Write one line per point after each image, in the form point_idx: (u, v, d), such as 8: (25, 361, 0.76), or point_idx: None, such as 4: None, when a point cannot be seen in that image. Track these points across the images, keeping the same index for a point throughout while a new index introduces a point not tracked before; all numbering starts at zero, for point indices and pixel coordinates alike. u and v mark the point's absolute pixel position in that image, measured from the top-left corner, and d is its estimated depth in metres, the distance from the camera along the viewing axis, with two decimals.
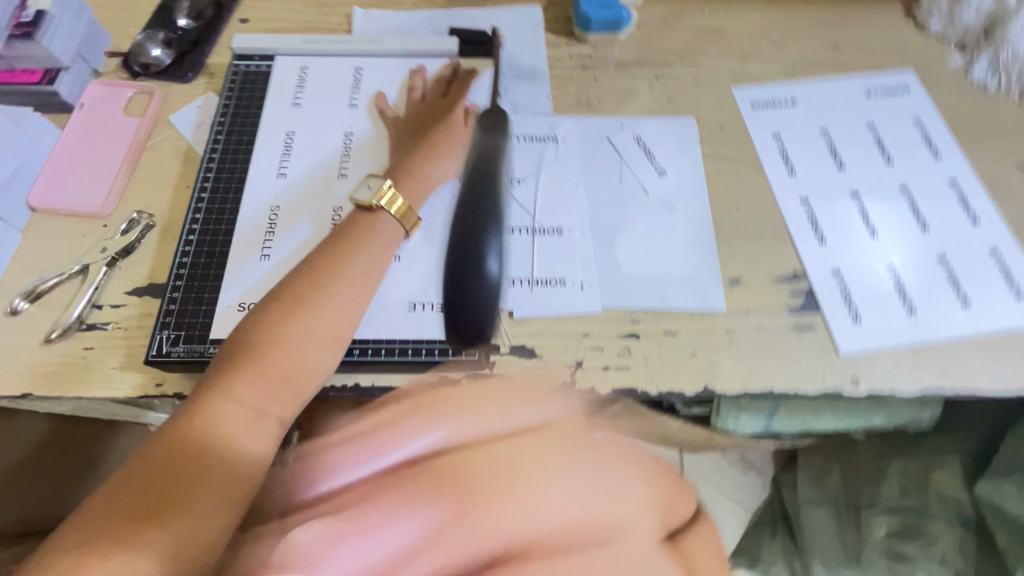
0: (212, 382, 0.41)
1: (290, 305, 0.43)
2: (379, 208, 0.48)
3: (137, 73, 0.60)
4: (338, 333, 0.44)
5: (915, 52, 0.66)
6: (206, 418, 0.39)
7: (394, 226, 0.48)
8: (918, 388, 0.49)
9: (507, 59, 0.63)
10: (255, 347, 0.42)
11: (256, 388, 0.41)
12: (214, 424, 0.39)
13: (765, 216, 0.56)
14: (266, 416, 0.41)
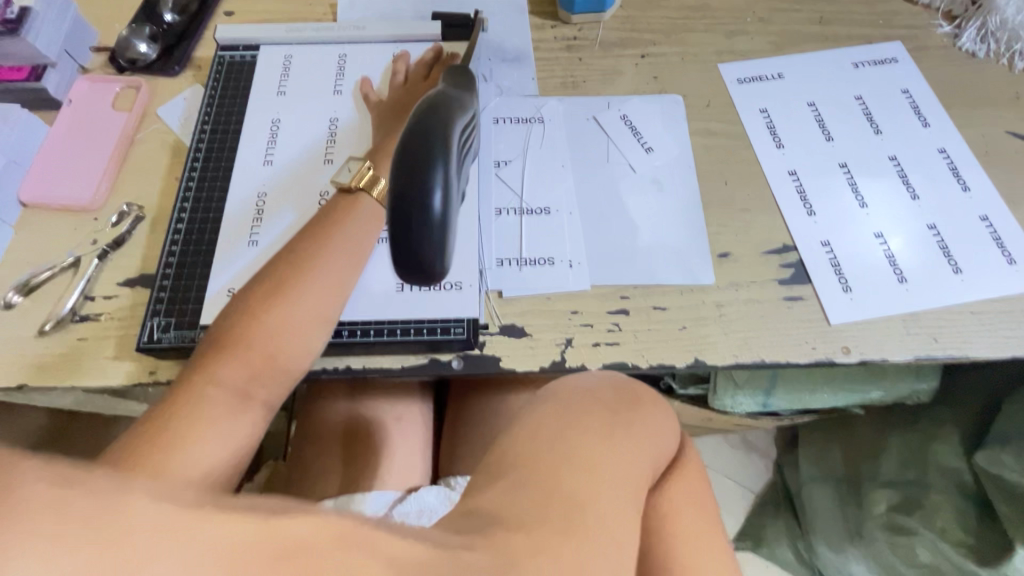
0: (198, 365, 0.41)
1: (273, 286, 0.43)
2: (358, 190, 0.47)
3: (123, 68, 0.60)
4: (323, 314, 0.44)
5: (902, 22, 0.66)
6: (190, 400, 0.39)
7: (376, 209, 0.47)
8: (910, 355, 0.49)
9: (492, 43, 0.63)
10: (241, 331, 0.42)
11: (240, 369, 0.41)
12: (197, 406, 0.39)
13: (754, 190, 0.56)
14: (252, 399, 0.42)
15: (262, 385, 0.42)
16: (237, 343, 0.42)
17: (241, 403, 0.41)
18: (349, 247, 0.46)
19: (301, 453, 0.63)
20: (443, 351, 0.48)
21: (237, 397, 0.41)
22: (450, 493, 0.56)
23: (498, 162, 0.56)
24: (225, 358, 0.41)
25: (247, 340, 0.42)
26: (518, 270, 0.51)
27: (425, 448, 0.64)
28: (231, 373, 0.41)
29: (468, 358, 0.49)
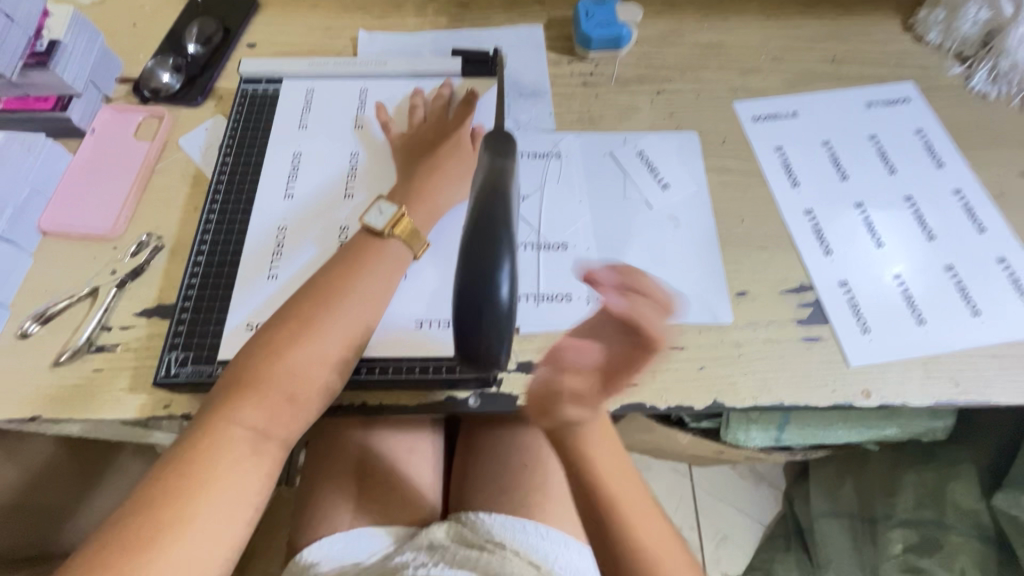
0: (218, 406, 0.41)
1: (293, 326, 0.44)
2: (389, 233, 0.48)
3: (147, 98, 0.61)
4: (343, 350, 0.44)
5: (914, 62, 0.67)
6: (209, 441, 0.40)
7: (402, 251, 0.48)
8: (930, 399, 0.48)
9: (509, 78, 0.64)
10: (259, 371, 0.42)
11: (260, 410, 0.42)
12: (217, 449, 0.40)
13: (770, 228, 0.56)
14: (270, 438, 0.42)
15: (282, 422, 0.42)
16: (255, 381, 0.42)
17: (260, 441, 0.42)
18: (371, 290, 0.46)
19: (310, 485, 0.62)
20: (460, 388, 0.48)
21: (257, 435, 0.41)
22: (461, 530, 0.55)
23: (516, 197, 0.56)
24: (244, 398, 0.41)
25: (267, 379, 0.42)
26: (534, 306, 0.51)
27: (435, 482, 0.63)
28: (251, 413, 0.41)
29: (486, 396, 0.48)
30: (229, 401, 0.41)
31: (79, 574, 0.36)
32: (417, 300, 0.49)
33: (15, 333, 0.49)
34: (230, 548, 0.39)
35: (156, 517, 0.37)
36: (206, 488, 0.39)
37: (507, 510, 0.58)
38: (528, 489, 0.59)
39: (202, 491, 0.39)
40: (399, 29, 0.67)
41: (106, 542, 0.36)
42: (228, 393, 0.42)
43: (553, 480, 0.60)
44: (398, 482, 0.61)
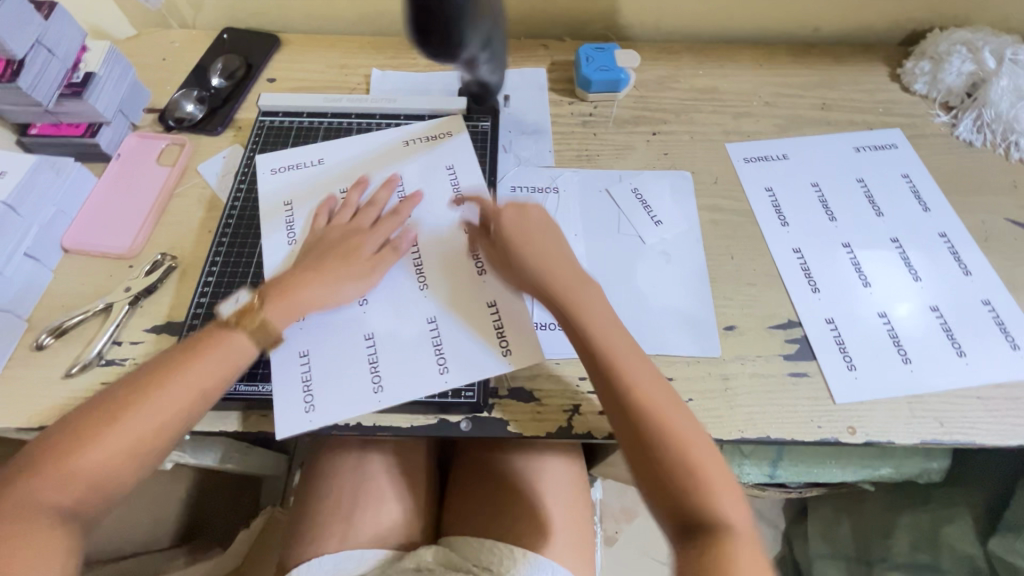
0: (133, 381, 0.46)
1: (157, 365, 0.46)
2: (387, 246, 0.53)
3: (170, 127, 0.65)
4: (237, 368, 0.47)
5: (901, 111, 0.70)
6: (37, 497, 0.40)
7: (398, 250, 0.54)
8: (915, 438, 0.49)
9: (512, 117, 0.68)
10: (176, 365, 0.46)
11: (107, 450, 0.42)
12: (47, 503, 0.40)
13: (759, 265, 0.58)
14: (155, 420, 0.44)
15: (139, 460, 0.43)
16: (103, 421, 0.43)
17: (110, 483, 0.42)
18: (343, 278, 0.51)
19: (304, 501, 0.63)
20: (452, 412, 0.49)
21: (106, 479, 0.42)
22: (449, 554, 0.57)
23: None
24: (91, 436, 0.42)
25: (111, 421, 0.43)
26: (514, 344, 0.50)
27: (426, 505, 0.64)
28: (97, 452, 0.42)
29: (477, 420, 0.50)
30: (64, 450, 0.42)
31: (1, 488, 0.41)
32: (426, 300, 0.52)
33: (31, 344, 0.52)
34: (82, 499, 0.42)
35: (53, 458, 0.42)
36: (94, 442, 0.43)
37: (495, 534, 0.58)
38: (518, 514, 0.59)
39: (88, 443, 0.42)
40: (410, 69, 0.71)
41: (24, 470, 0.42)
42: (66, 438, 0.42)
43: (545, 506, 0.60)
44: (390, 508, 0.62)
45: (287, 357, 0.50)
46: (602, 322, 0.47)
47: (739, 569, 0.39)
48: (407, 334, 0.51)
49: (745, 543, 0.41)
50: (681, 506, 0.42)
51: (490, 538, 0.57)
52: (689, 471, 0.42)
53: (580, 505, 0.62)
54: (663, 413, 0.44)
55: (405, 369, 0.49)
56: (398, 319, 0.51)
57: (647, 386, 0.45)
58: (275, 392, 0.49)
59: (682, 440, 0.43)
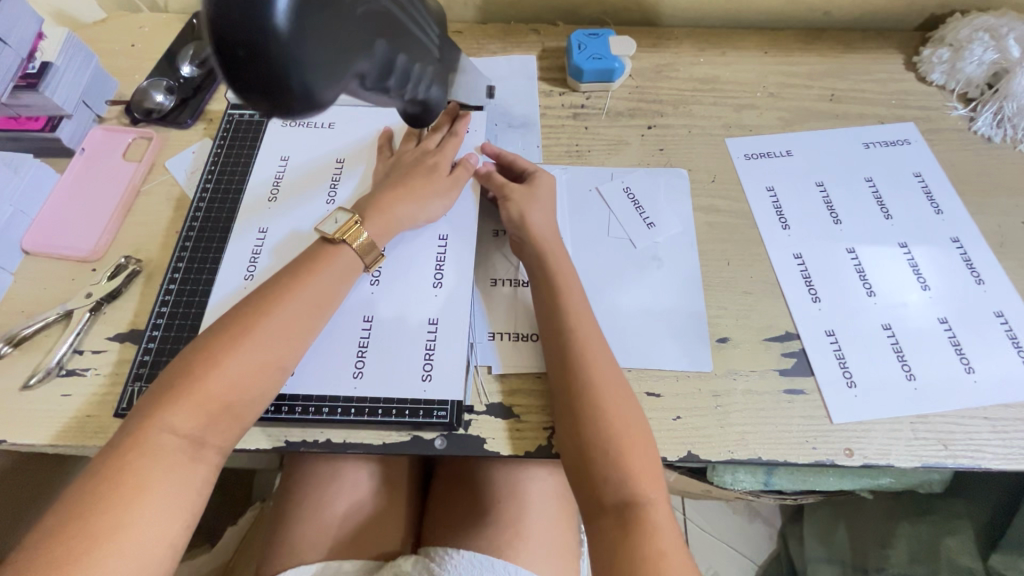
0: (236, 313, 0.44)
1: (270, 288, 0.46)
2: (341, 242, 0.49)
3: (138, 119, 0.62)
4: (322, 303, 0.46)
5: (915, 103, 0.65)
6: (169, 420, 0.39)
7: (353, 262, 0.49)
8: (917, 461, 0.46)
9: (499, 109, 0.64)
10: (277, 297, 0.45)
11: (240, 369, 0.42)
12: (179, 426, 0.39)
13: (757, 271, 0.54)
14: (266, 357, 0.43)
15: (272, 377, 0.43)
16: (230, 339, 0.42)
17: (244, 402, 0.42)
18: (333, 281, 0.47)
19: (281, 506, 0.61)
20: (426, 430, 0.47)
21: (238, 401, 0.42)
22: (429, 564, 0.54)
23: (495, 231, 0.57)
24: (221, 354, 0.42)
25: (234, 343, 0.42)
26: (445, 374, 0.47)
27: (409, 511, 0.63)
28: (231, 371, 0.41)
29: (453, 437, 0.47)
30: (199, 369, 0.41)
31: (129, 431, 0.39)
32: (377, 297, 0.51)
33: None
34: (190, 441, 0.40)
35: (171, 394, 0.40)
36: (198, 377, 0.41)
37: (475, 545, 0.56)
38: (502, 525, 0.57)
39: (193, 379, 0.41)
40: None
41: (141, 411, 0.40)
42: (196, 359, 0.42)
43: (530, 517, 0.58)
44: (369, 517, 0.60)
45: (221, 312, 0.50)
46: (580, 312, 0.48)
47: (659, 559, 0.39)
48: (337, 332, 0.49)
49: (670, 536, 0.41)
50: (617, 491, 0.42)
51: (470, 550, 0.55)
52: (620, 455, 0.43)
53: (565, 518, 0.60)
54: (612, 399, 0.44)
55: (321, 364, 0.48)
56: (366, 333, 0.49)
57: (606, 376, 0.45)
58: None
59: (616, 423, 0.44)
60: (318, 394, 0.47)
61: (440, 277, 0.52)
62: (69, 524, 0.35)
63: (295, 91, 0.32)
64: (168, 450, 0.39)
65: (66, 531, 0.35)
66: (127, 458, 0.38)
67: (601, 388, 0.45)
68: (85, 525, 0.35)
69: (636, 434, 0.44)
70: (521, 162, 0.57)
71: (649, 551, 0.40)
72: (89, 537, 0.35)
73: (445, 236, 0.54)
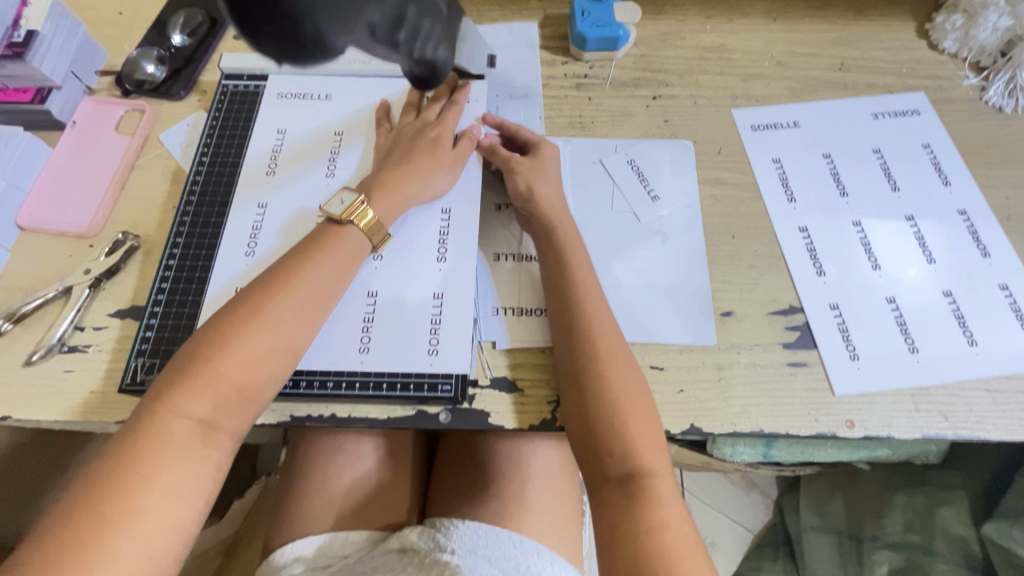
0: (244, 295, 0.44)
1: (277, 269, 0.45)
2: (348, 222, 0.48)
3: (129, 90, 0.60)
4: (330, 284, 0.46)
5: (926, 72, 0.63)
6: (181, 405, 0.39)
7: (361, 240, 0.48)
8: (917, 433, 0.47)
9: (501, 79, 0.62)
10: (284, 279, 0.44)
11: (250, 353, 0.41)
12: (190, 411, 0.39)
13: (762, 245, 0.54)
14: (275, 339, 0.42)
15: (283, 360, 0.43)
16: (238, 322, 0.42)
17: (255, 385, 0.42)
18: (341, 262, 0.47)
19: (286, 482, 0.61)
20: (431, 404, 0.47)
21: (250, 386, 0.41)
22: (434, 535, 0.55)
23: (499, 205, 0.56)
24: (229, 336, 0.41)
25: (241, 327, 0.42)
26: (446, 348, 0.48)
27: (414, 485, 0.63)
28: (240, 355, 0.41)
29: (457, 412, 0.47)
30: (208, 352, 0.41)
31: (140, 418, 0.39)
32: (380, 273, 0.50)
33: None
34: (202, 426, 0.40)
35: (182, 381, 0.40)
36: (207, 362, 0.41)
37: (481, 517, 0.57)
38: (506, 497, 0.58)
39: (203, 364, 0.40)
40: None
41: (152, 398, 0.40)
42: (204, 343, 0.41)
43: (532, 489, 0.59)
44: (375, 491, 0.60)
45: (221, 287, 0.49)
46: (585, 287, 0.47)
47: (663, 532, 0.40)
48: (340, 306, 0.49)
49: (674, 508, 0.41)
50: (621, 464, 0.42)
51: (475, 522, 0.56)
52: (627, 430, 0.43)
53: (567, 490, 0.61)
54: (619, 375, 0.44)
55: (325, 338, 0.48)
56: (371, 308, 0.49)
57: (613, 353, 0.45)
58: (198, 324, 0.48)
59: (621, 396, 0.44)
60: (322, 368, 0.47)
61: (443, 251, 0.51)
62: (82, 509, 0.35)
63: (309, 39, 0.30)
64: (179, 437, 0.39)
65: (79, 515, 0.35)
66: (140, 443, 0.38)
67: (608, 364, 0.45)
68: (100, 509, 0.35)
69: (643, 411, 0.44)
70: (525, 134, 0.56)
71: (650, 524, 0.40)
72: (104, 520, 0.35)
73: (447, 209, 0.53)
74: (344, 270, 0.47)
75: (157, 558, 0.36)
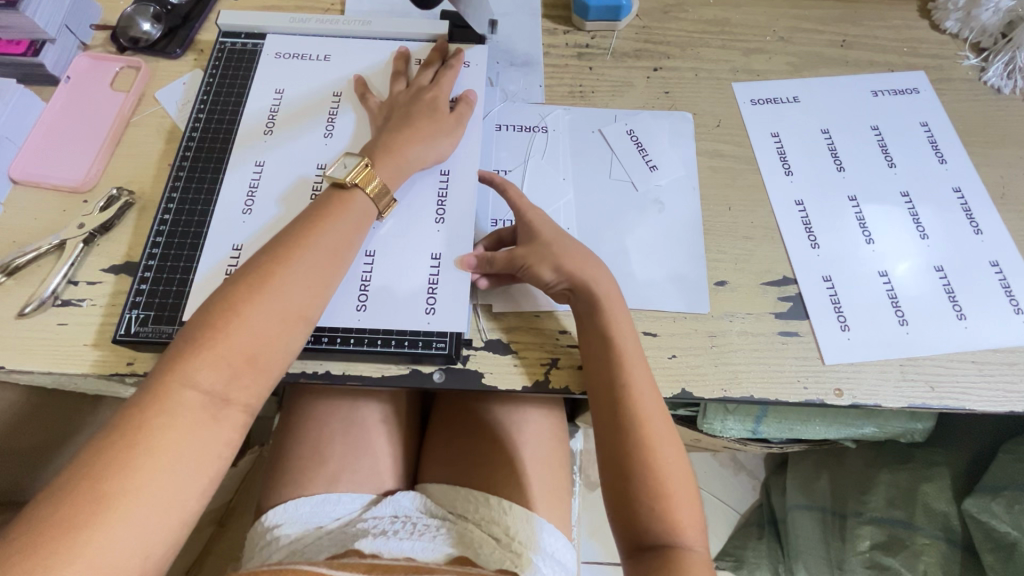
0: (254, 265, 0.43)
1: (288, 239, 0.44)
2: (354, 187, 0.48)
3: (125, 48, 0.59)
4: (338, 253, 0.45)
5: (927, 51, 0.63)
6: (192, 376, 0.38)
7: (368, 207, 0.48)
8: (904, 402, 0.47)
9: (502, 46, 0.62)
10: (294, 250, 0.44)
11: (262, 323, 0.41)
12: (202, 382, 0.39)
13: (757, 216, 0.54)
14: (288, 310, 0.42)
15: (295, 331, 0.42)
16: (248, 291, 0.41)
17: (267, 355, 0.41)
18: (347, 231, 0.46)
19: (278, 444, 0.62)
20: (425, 363, 0.48)
21: (262, 357, 0.41)
22: (426, 501, 0.57)
23: (498, 170, 0.55)
24: (241, 305, 0.41)
25: (254, 298, 0.41)
26: (442, 307, 0.48)
27: (406, 451, 0.64)
28: (253, 325, 0.40)
29: (451, 372, 0.48)
30: (220, 323, 0.40)
31: (148, 391, 0.38)
32: (377, 232, 0.50)
33: None
34: (213, 399, 0.39)
35: (194, 351, 0.39)
36: (219, 333, 0.40)
37: (472, 482, 0.58)
38: (496, 463, 0.59)
39: (214, 335, 0.40)
40: None
41: (161, 369, 0.39)
42: (216, 313, 0.40)
43: (523, 455, 0.59)
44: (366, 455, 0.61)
45: (218, 244, 0.49)
46: (585, 260, 0.47)
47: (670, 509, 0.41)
48: None
49: (674, 479, 0.42)
50: (623, 441, 0.43)
51: (467, 489, 0.57)
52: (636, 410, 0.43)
53: (558, 456, 0.61)
54: (629, 354, 0.45)
55: None
56: (370, 269, 0.49)
57: (623, 333, 0.46)
58: (195, 280, 0.48)
59: (625, 371, 0.44)
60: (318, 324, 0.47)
61: (442, 213, 0.51)
62: (91, 478, 0.34)
63: None
64: (190, 411, 0.38)
65: (88, 486, 0.34)
66: (150, 415, 0.37)
67: (619, 344, 0.45)
68: (110, 480, 0.34)
69: (649, 389, 0.44)
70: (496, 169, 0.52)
71: (647, 494, 0.42)
72: (111, 491, 0.34)
73: (446, 172, 0.53)
74: (351, 240, 0.46)
75: (168, 529, 0.36)
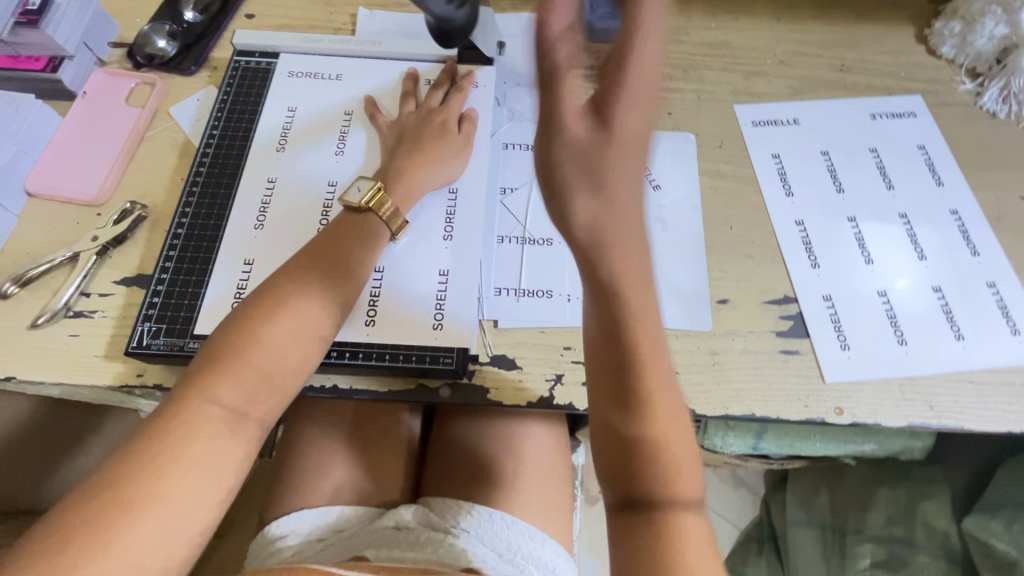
0: (274, 283, 0.43)
1: (307, 257, 0.45)
2: (367, 209, 0.49)
3: (140, 63, 0.60)
4: (354, 272, 0.46)
5: (923, 76, 0.65)
6: (212, 392, 0.39)
7: (380, 228, 0.49)
8: (904, 421, 0.48)
9: (509, 66, 0.63)
10: (312, 268, 0.45)
11: (281, 341, 0.41)
12: (222, 398, 0.39)
13: (758, 235, 0.55)
14: (306, 328, 0.43)
15: (312, 349, 0.43)
16: (268, 309, 0.42)
17: (285, 373, 0.42)
18: (363, 252, 0.47)
19: (282, 455, 0.62)
20: (431, 378, 0.48)
21: (279, 374, 0.41)
22: (428, 515, 0.56)
23: (504, 188, 0.56)
24: (260, 323, 0.41)
25: (273, 315, 0.42)
26: (449, 323, 0.48)
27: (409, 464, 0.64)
28: (272, 343, 0.41)
29: (457, 386, 0.49)
30: (240, 340, 0.41)
31: (168, 406, 0.38)
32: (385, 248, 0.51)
33: None
34: (231, 415, 0.39)
35: (214, 367, 0.40)
36: (239, 351, 0.40)
37: (475, 496, 0.58)
38: (499, 478, 0.59)
39: (234, 352, 0.40)
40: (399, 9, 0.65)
41: (181, 385, 0.39)
42: (236, 330, 0.41)
43: (525, 470, 0.60)
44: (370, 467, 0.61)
45: (231, 259, 0.50)
46: None
47: None
48: None
49: None
50: None
51: (469, 502, 0.57)
52: None
53: (561, 471, 0.62)
54: None
55: None
56: (379, 286, 0.50)
57: None
58: (207, 294, 0.49)
59: None
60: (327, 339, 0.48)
61: (450, 230, 0.52)
62: (110, 492, 0.35)
63: None
64: (208, 426, 0.38)
65: (106, 499, 0.34)
66: (170, 429, 0.37)
67: None
68: (128, 493, 0.35)
69: None
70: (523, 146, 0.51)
71: None
72: (129, 505, 0.35)
73: (454, 190, 0.54)
74: (366, 260, 0.47)
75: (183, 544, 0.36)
